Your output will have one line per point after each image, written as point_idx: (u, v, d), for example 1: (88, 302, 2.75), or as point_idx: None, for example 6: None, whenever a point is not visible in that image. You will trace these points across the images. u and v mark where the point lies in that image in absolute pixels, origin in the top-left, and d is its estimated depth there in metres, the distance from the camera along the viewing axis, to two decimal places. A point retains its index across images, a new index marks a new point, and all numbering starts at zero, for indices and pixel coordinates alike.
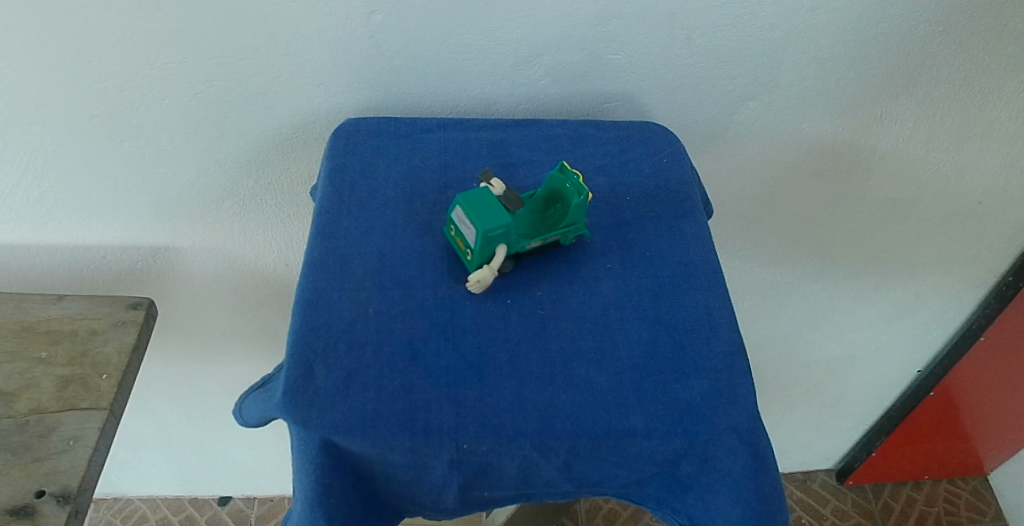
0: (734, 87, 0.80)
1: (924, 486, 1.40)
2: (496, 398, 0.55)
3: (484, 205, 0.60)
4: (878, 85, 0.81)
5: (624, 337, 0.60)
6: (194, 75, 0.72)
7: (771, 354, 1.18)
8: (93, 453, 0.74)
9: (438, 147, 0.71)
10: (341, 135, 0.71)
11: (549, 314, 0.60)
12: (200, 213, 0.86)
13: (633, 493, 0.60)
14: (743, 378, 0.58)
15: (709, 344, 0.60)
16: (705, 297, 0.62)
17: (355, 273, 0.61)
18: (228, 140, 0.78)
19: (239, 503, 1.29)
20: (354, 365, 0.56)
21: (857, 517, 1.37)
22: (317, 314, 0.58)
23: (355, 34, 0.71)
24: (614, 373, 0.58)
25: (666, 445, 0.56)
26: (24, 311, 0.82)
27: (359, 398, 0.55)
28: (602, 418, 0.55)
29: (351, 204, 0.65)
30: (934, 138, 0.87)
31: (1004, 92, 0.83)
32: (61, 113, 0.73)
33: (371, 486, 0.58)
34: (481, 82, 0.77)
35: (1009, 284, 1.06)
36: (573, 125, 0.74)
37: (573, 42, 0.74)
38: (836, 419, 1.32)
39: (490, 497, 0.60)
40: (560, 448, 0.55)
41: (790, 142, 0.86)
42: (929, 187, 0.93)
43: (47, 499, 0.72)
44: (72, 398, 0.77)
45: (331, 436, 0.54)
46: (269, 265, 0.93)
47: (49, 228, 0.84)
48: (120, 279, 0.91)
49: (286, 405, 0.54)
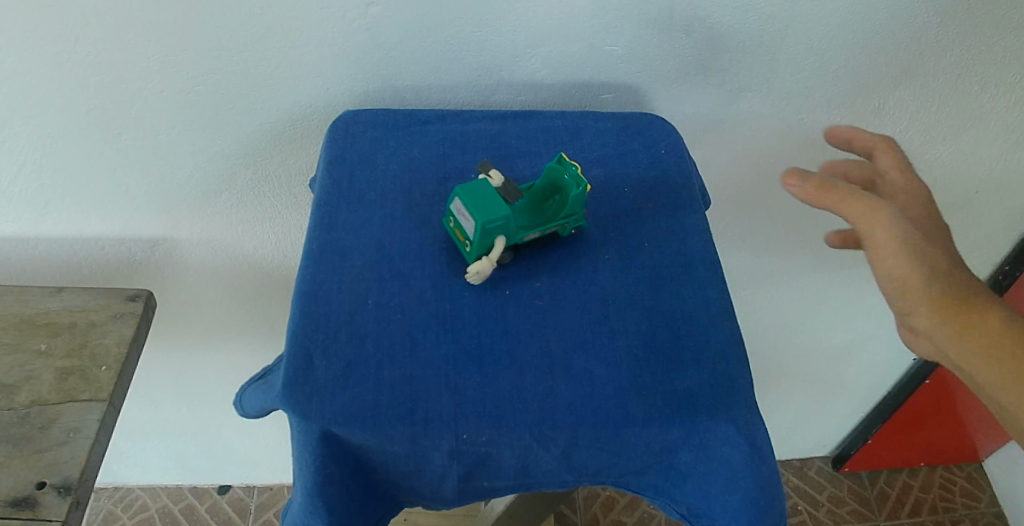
0: (732, 78, 0.80)
1: (920, 472, 1.41)
2: (496, 388, 0.56)
3: (483, 197, 0.60)
4: (875, 77, 0.82)
5: (623, 328, 0.60)
6: (191, 67, 0.72)
7: (769, 343, 1.19)
8: (94, 445, 0.74)
9: (437, 138, 0.71)
10: (339, 126, 0.71)
11: (549, 304, 0.61)
12: (199, 204, 0.86)
13: (632, 483, 0.61)
14: (741, 368, 0.59)
15: (709, 334, 0.60)
16: (704, 288, 0.63)
17: (354, 264, 0.61)
18: (227, 131, 0.78)
19: (238, 492, 1.30)
20: (354, 355, 0.56)
21: (853, 503, 1.38)
22: (316, 306, 0.58)
23: (353, 25, 0.71)
24: (612, 363, 0.58)
25: (665, 435, 0.56)
26: (24, 304, 0.82)
27: (358, 388, 0.55)
28: (602, 408, 0.56)
29: (349, 196, 0.66)
30: (932, 128, 0.87)
31: (1002, 82, 0.83)
32: (58, 105, 0.73)
33: (370, 477, 0.58)
34: (479, 72, 0.77)
35: (1006, 274, 1.07)
36: (502, 110, 0.77)
37: (572, 34, 0.74)
38: (833, 407, 1.33)
39: (490, 486, 0.60)
40: (559, 437, 0.55)
41: (788, 132, 0.87)
42: (927, 177, 0.93)
43: (48, 491, 0.72)
44: (72, 389, 0.78)
45: (331, 427, 0.54)
46: (268, 255, 0.93)
47: (47, 221, 0.85)
48: (120, 270, 0.92)
49: (286, 397, 0.54)
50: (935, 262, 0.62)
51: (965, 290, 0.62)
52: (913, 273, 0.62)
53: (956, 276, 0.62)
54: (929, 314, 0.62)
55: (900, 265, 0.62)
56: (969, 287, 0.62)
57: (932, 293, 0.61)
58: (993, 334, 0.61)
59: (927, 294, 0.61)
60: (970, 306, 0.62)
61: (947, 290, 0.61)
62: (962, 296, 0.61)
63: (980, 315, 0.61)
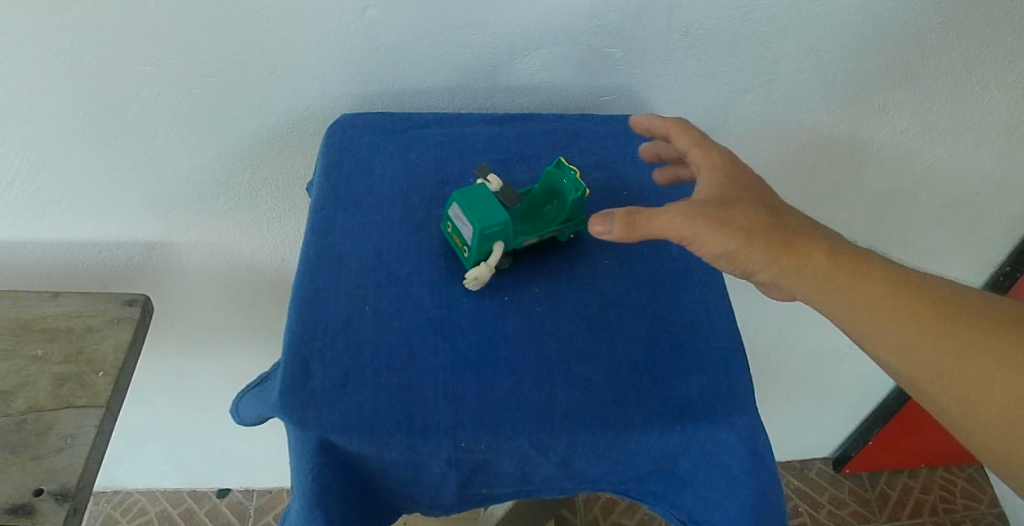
0: (731, 80, 0.80)
1: (920, 473, 1.41)
2: (494, 396, 0.55)
3: (481, 202, 0.60)
4: (875, 78, 0.81)
5: (622, 334, 0.60)
6: (187, 71, 0.72)
7: (770, 345, 1.18)
8: (92, 451, 0.74)
9: (435, 142, 0.71)
10: (336, 130, 0.70)
11: (548, 311, 0.60)
12: (196, 208, 0.85)
13: (632, 489, 0.60)
14: (741, 374, 0.58)
15: (709, 340, 0.60)
16: (704, 294, 0.62)
17: (352, 270, 0.61)
18: (223, 135, 0.78)
19: (237, 496, 1.29)
20: (352, 363, 0.56)
21: (854, 505, 1.37)
22: (313, 313, 0.58)
23: (350, 27, 0.71)
24: (612, 370, 0.57)
25: (665, 442, 0.56)
26: (20, 309, 0.82)
27: (356, 396, 0.54)
28: (602, 416, 0.55)
29: (347, 201, 0.65)
30: (932, 129, 0.87)
31: (1002, 83, 0.82)
32: (53, 109, 0.72)
33: (368, 486, 0.57)
34: (478, 75, 0.76)
35: (1006, 275, 1.07)
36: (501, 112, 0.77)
37: (570, 35, 0.74)
38: (834, 408, 1.32)
39: (489, 493, 0.59)
40: (559, 445, 0.55)
41: (787, 133, 0.86)
42: (928, 179, 0.93)
43: (46, 498, 0.72)
44: (69, 396, 0.77)
45: (328, 436, 0.53)
46: (266, 259, 0.93)
47: (43, 225, 0.84)
48: (117, 274, 0.91)
49: (282, 405, 0.53)
50: (773, 207, 0.58)
51: (819, 243, 0.57)
52: (741, 204, 0.57)
53: (808, 225, 0.58)
54: (767, 251, 0.56)
55: (717, 197, 0.58)
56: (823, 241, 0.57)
57: (748, 223, 0.56)
58: (865, 280, 0.56)
59: (760, 224, 0.57)
60: (826, 251, 0.57)
61: (789, 233, 0.57)
62: (813, 243, 0.57)
63: (834, 266, 0.56)
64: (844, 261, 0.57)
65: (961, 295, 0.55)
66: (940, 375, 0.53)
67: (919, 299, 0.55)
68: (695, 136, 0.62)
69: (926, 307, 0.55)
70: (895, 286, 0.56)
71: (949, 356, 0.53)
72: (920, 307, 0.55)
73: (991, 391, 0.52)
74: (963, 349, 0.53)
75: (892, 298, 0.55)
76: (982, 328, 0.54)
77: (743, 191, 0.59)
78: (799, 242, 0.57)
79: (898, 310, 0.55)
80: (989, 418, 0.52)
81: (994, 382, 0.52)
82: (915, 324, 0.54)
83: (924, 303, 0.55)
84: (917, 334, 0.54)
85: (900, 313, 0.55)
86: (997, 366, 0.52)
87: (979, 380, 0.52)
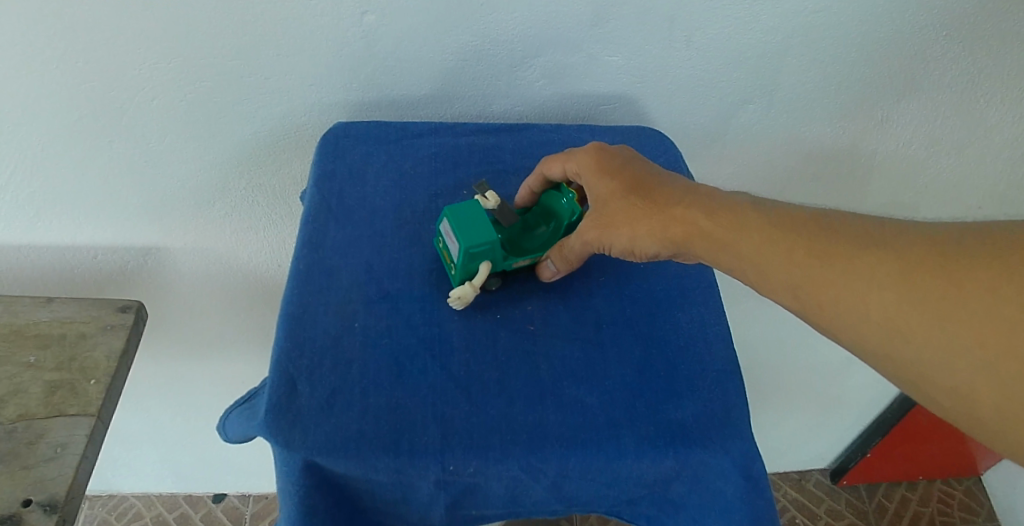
0: (732, 90, 0.78)
1: (919, 485, 1.39)
2: (484, 418, 0.54)
3: (471, 220, 0.59)
4: (879, 89, 0.80)
5: (616, 354, 0.59)
6: (181, 77, 0.71)
7: (770, 356, 1.17)
8: (82, 461, 0.73)
9: (430, 153, 0.70)
10: (329, 139, 0.69)
11: (540, 330, 0.59)
12: (192, 214, 0.84)
13: (623, 511, 0.59)
14: (737, 398, 0.57)
15: (704, 362, 0.59)
16: (700, 313, 0.62)
17: (342, 285, 0.60)
18: (219, 140, 0.77)
19: (233, 501, 1.29)
20: (339, 382, 0.55)
21: (851, 517, 1.36)
22: (301, 329, 0.57)
23: (347, 33, 0.69)
24: (604, 392, 0.56)
25: (657, 467, 0.54)
26: (13, 315, 0.81)
27: (343, 417, 0.53)
28: (593, 440, 0.54)
29: (338, 213, 0.64)
30: (936, 142, 0.85)
31: (1009, 97, 0.81)
32: (46, 113, 0.72)
33: (355, 506, 0.56)
34: (476, 83, 0.75)
35: None
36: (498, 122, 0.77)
37: (570, 43, 0.73)
38: (834, 420, 1.31)
39: (478, 515, 0.58)
40: (549, 469, 0.54)
41: (789, 145, 0.85)
42: (929, 192, 0.91)
43: (34, 508, 0.71)
44: (59, 404, 0.77)
45: (313, 458, 0.52)
46: (262, 265, 0.92)
47: (38, 229, 0.83)
48: (112, 279, 0.90)
49: (267, 425, 0.53)
50: (651, 187, 0.59)
51: (692, 204, 0.57)
52: (615, 197, 0.59)
53: (687, 194, 0.58)
54: (651, 233, 0.57)
55: (597, 199, 0.60)
56: (710, 206, 0.57)
57: (626, 214, 0.58)
58: (739, 225, 0.55)
59: (635, 208, 0.58)
60: (699, 209, 0.57)
61: (660, 205, 0.58)
62: (685, 207, 0.57)
63: (710, 221, 0.56)
64: (717, 213, 0.57)
65: (834, 219, 0.54)
66: (825, 304, 0.51)
67: (793, 232, 0.54)
68: (562, 153, 0.63)
69: (801, 240, 0.53)
70: (769, 226, 0.55)
71: (830, 281, 0.51)
72: (794, 238, 0.53)
73: (874, 310, 0.50)
74: (842, 269, 0.51)
75: (786, 249, 0.53)
76: (858, 246, 0.52)
77: (616, 179, 0.60)
78: (672, 209, 0.58)
79: (776, 247, 0.54)
80: (877, 340, 0.50)
81: (874, 296, 0.50)
82: (793, 258, 0.53)
83: (797, 235, 0.53)
84: (797, 268, 0.52)
85: (777, 251, 0.53)
86: (880, 286, 0.50)
87: (863, 301, 0.50)
